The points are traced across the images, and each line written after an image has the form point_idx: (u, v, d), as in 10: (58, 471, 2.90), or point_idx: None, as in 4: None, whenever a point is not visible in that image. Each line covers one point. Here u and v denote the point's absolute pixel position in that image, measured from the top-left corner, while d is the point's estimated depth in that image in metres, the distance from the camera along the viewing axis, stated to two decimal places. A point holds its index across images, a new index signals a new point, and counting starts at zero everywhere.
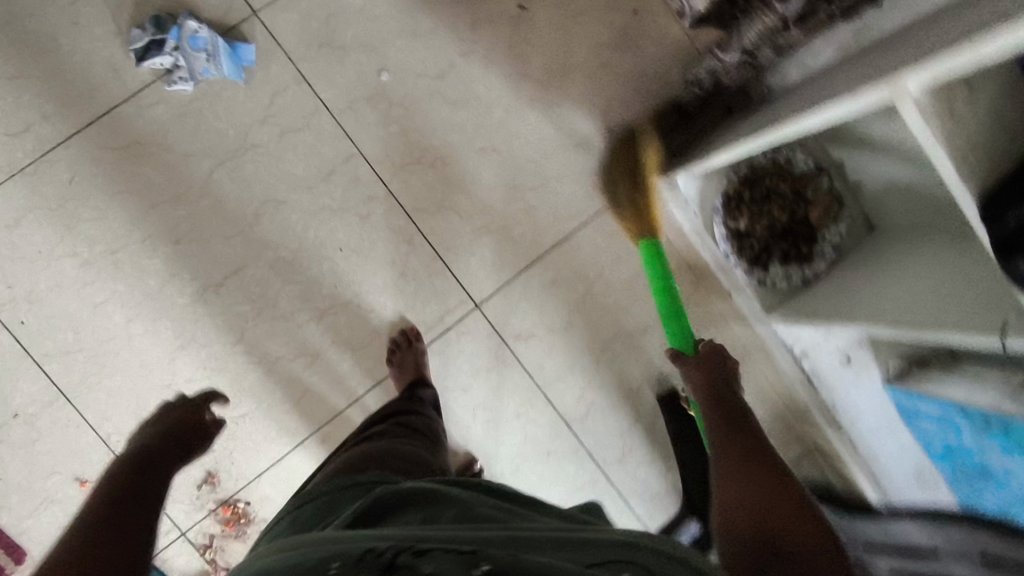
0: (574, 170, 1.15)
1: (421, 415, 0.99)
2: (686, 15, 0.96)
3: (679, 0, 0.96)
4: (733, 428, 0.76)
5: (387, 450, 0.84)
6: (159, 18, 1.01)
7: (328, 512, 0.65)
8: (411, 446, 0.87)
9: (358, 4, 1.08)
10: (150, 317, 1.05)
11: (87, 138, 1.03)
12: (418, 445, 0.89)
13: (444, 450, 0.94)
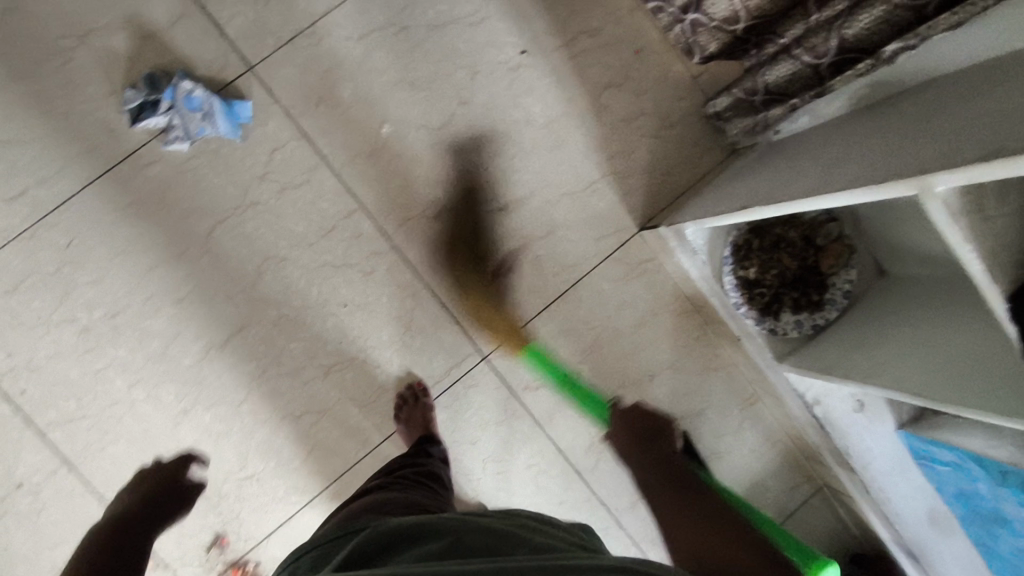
0: (579, 216, 1.13)
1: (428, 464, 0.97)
2: (695, 54, 0.99)
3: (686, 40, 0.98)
4: (659, 470, 0.98)
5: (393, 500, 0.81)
6: (152, 76, 0.99)
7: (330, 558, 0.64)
8: (418, 496, 0.85)
9: (356, 56, 1.07)
10: (152, 382, 1.02)
11: (82, 201, 1.00)
12: (424, 495, 0.86)
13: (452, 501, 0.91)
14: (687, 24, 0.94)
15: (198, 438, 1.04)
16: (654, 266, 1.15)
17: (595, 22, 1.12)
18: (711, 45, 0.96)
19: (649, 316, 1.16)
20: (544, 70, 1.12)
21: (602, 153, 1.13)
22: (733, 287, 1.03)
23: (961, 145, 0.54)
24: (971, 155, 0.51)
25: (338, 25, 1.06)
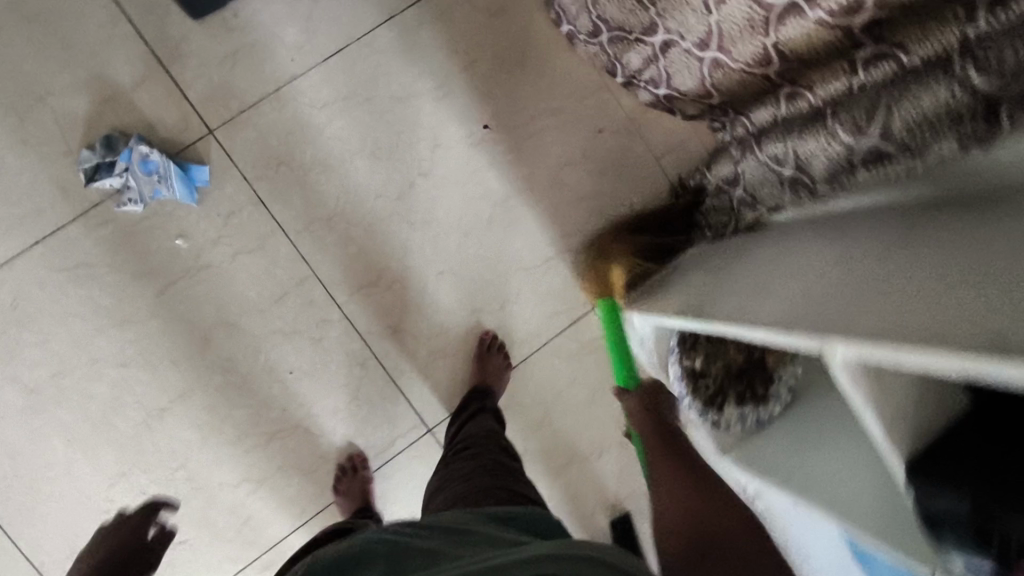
0: (533, 293, 1.13)
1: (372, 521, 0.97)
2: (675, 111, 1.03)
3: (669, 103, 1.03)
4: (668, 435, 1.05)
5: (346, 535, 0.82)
6: (110, 137, 1.00)
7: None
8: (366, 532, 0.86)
9: (318, 124, 1.07)
10: (92, 443, 1.03)
11: (33, 260, 1.01)
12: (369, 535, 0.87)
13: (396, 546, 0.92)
14: (663, 96, 1.02)
15: (133, 500, 1.04)
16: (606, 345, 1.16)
17: (560, 100, 1.13)
18: (690, 109, 1.00)
19: (599, 394, 1.16)
20: (507, 145, 1.12)
21: (560, 230, 1.14)
22: (677, 377, 1.04)
23: (863, 313, 0.55)
24: (867, 330, 0.52)
25: (301, 90, 1.06)
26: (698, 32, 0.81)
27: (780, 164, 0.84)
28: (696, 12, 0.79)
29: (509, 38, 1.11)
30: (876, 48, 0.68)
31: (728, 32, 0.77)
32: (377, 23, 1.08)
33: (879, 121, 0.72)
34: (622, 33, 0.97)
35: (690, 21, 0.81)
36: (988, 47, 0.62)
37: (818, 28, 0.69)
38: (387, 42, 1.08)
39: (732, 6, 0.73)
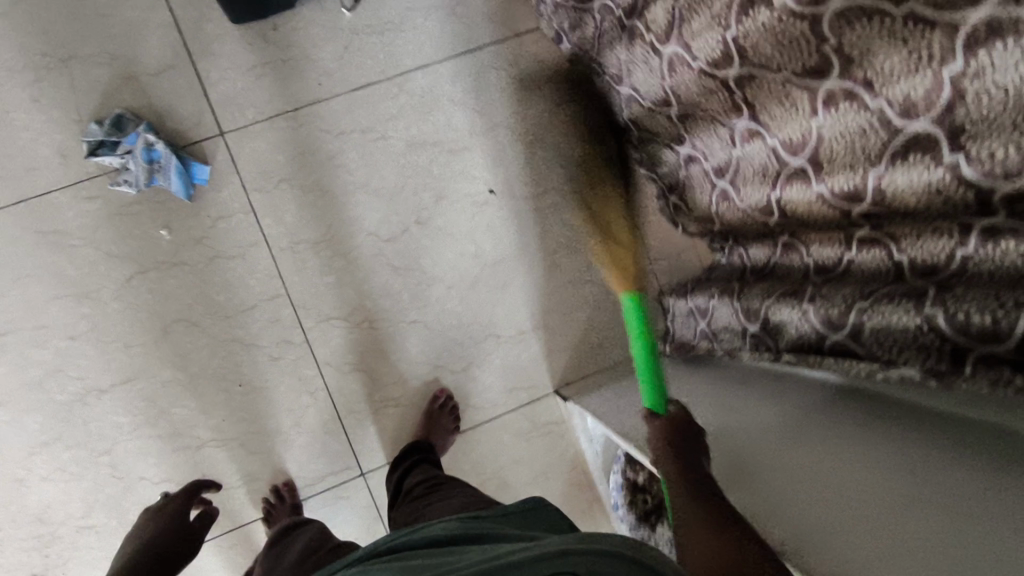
0: (500, 362, 1.12)
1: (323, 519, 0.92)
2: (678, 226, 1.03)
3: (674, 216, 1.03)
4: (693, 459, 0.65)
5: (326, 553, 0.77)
6: (120, 117, 1.00)
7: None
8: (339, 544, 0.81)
9: (330, 150, 1.07)
10: (23, 407, 1.01)
11: (13, 215, 1.00)
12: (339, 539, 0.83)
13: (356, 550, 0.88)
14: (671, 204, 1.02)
15: (48, 475, 1.01)
16: (560, 430, 1.14)
17: (569, 182, 1.14)
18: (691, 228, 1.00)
19: (540, 477, 1.14)
20: (509, 212, 1.12)
21: (541, 307, 1.13)
22: (617, 486, 1.04)
23: (799, 512, 0.58)
24: (792, 537, 0.56)
25: (321, 114, 1.07)
26: (719, 160, 0.83)
27: (750, 314, 0.82)
28: (721, 139, 0.80)
29: (535, 112, 1.13)
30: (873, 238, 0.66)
31: (745, 169, 0.78)
32: (411, 67, 1.09)
33: (854, 314, 0.67)
34: (651, 136, 0.97)
35: (714, 144, 0.82)
36: (968, 291, 0.57)
37: (819, 201, 0.69)
38: (416, 87, 1.09)
39: (752, 147, 0.75)
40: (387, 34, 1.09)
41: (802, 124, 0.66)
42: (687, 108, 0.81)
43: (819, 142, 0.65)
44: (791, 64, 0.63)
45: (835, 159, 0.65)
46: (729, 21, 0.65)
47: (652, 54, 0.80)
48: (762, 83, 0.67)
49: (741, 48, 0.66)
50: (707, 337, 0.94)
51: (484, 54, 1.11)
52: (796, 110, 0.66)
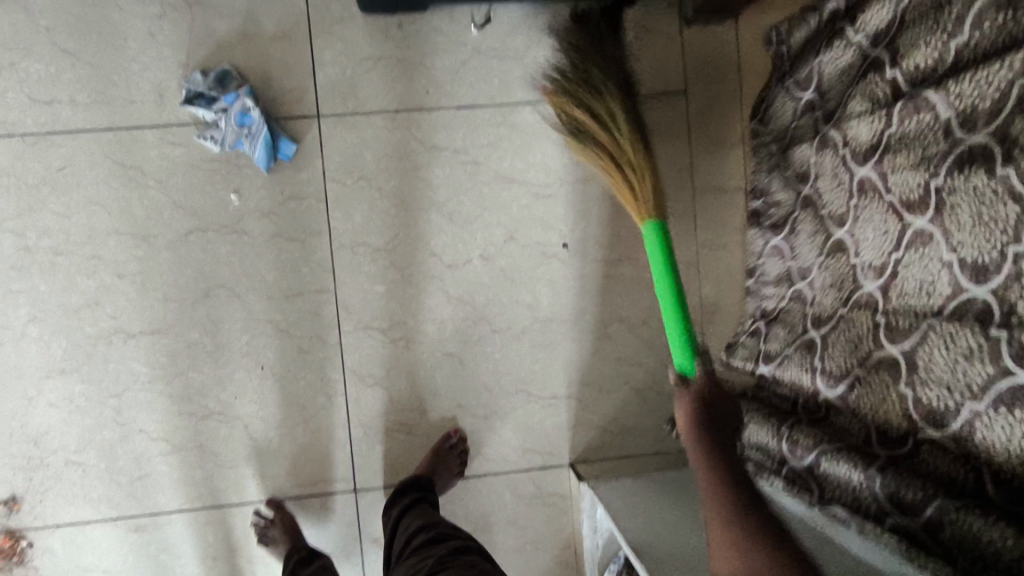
0: (523, 419, 1.07)
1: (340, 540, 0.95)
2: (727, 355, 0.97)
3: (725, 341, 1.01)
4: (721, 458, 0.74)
5: None
6: (226, 74, 0.99)
7: None
8: None
9: (419, 161, 1.05)
10: (52, 328, 1.00)
11: (97, 140, 1.00)
12: None
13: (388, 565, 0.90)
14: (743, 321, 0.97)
15: (55, 400, 1.00)
16: (562, 506, 1.09)
17: (645, 258, 1.09)
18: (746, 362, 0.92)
19: (528, 548, 1.09)
20: (576, 271, 1.07)
21: (580, 376, 1.08)
22: None
23: None
24: None
25: (420, 123, 1.04)
26: (797, 313, 0.85)
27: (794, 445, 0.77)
28: (783, 264, 0.89)
29: None
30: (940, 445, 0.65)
31: (814, 363, 0.78)
32: (521, 101, 1.06)
33: (930, 507, 0.64)
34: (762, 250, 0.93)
35: (805, 253, 0.85)
36: None
37: (893, 405, 0.69)
38: (519, 122, 1.06)
39: (856, 315, 0.75)
40: (508, 61, 1.06)
41: (922, 320, 0.67)
42: (815, 211, 0.84)
43: (929, 347, 0.65)
44: (912, 290, 0.68)
45: (931, 378, 0.65)
46: (936, 172, 0.65)
47: (842, 167, 0.78)
48: (896, 270, 0.70)
49: (941, 201, 0.65)
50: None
51: None
52: (878, 313, 0.72)
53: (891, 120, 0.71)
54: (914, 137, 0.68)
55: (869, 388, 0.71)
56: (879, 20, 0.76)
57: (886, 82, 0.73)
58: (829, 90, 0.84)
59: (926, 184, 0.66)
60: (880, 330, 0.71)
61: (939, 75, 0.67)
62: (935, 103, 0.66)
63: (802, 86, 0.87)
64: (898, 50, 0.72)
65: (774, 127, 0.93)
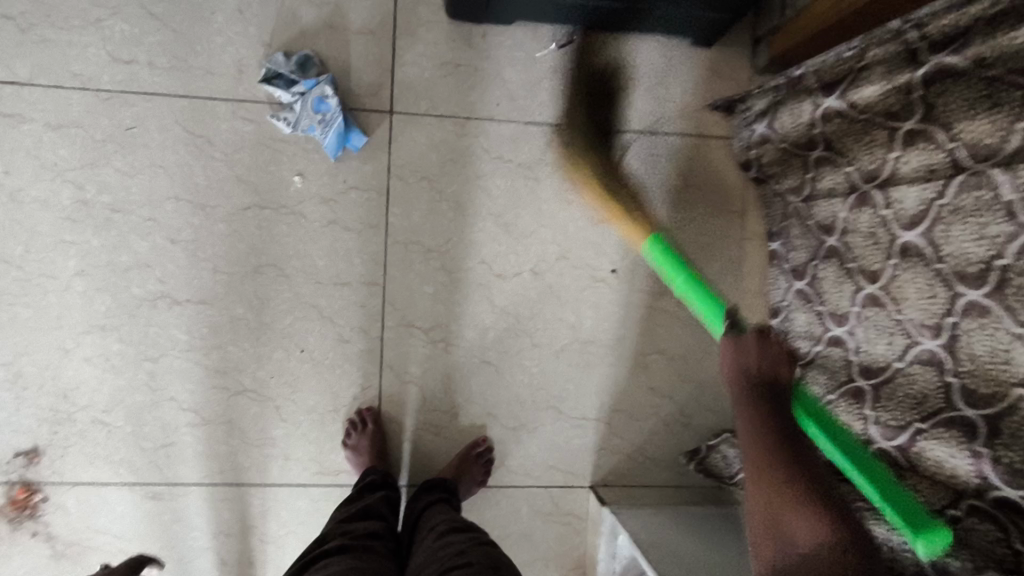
0: (550, 435, 1.09)
1: (392, 490, 0.96)
2: None
3: None
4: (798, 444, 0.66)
5: (351, 538, 0.82)
6: (308, 59, 1.00)
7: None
8: (372, 528, 0.86)
9: (482, 169, 1.06)
10: (98, 284, 0.99)
11: (170, 105, 1.00)
12: (376, 523, 0.88)
13: (411, 539, 0.91)
14: None
15: (91, 356, 1.00)
16: (577, 526, 1.11)
17: None
18: None
19: (538, 561, 1.11)
20: (620, 297, 1.10)
21: (610, 401, 1.10)
22: None
23: None
24: None
25: (489, 134, 1.06)
26: (839, 357, 0.93)
27: None
28: (809, 308, 0.98)
29: (684, 215, 1.11)
30: (986, 515, 0.71)
31: (866, 412, 0.86)
32: (591, 124, 1.08)
33: None
34: (806, 299, 0.98)
35: (834, 300, 0.93)
36: None
37: (964, 464, 0.73)
38: None
39: (919, 371, 0.80)
40: (581, 85, 1.08)
41: (1008, 387, 0.70)
42: (840, 261, 0.92)
43: (1016, 414, 0.69)
44: (982, 354, 0.73)
45: (1018, 442, 0.69)
46: (1003, 251, 0.70)
47: (881, 228, 0.85)
48: (956, 334, 0.76)
49: (1005, 279, 0.70)
50: None
51: (663, 141, 1.10)
52: (946, 373, 0.77)
53: (945, 190, 0.76)
54: (972, 211, 0.73)
55: (943, 444, 0.75)
56: (894, 101, 0.82)
57: (945, 152, 0.76)
58: (852, 152, 0.88)
59: (991, 259, 0.71)
60: (954, 391, 0.76)
61: (1006, 154, 0.70)
62: (1000, 183, 0.70)
63: (804, 147, 0.96)
64: (946, 123, 0.75)
65: (783, 181, 1.01)
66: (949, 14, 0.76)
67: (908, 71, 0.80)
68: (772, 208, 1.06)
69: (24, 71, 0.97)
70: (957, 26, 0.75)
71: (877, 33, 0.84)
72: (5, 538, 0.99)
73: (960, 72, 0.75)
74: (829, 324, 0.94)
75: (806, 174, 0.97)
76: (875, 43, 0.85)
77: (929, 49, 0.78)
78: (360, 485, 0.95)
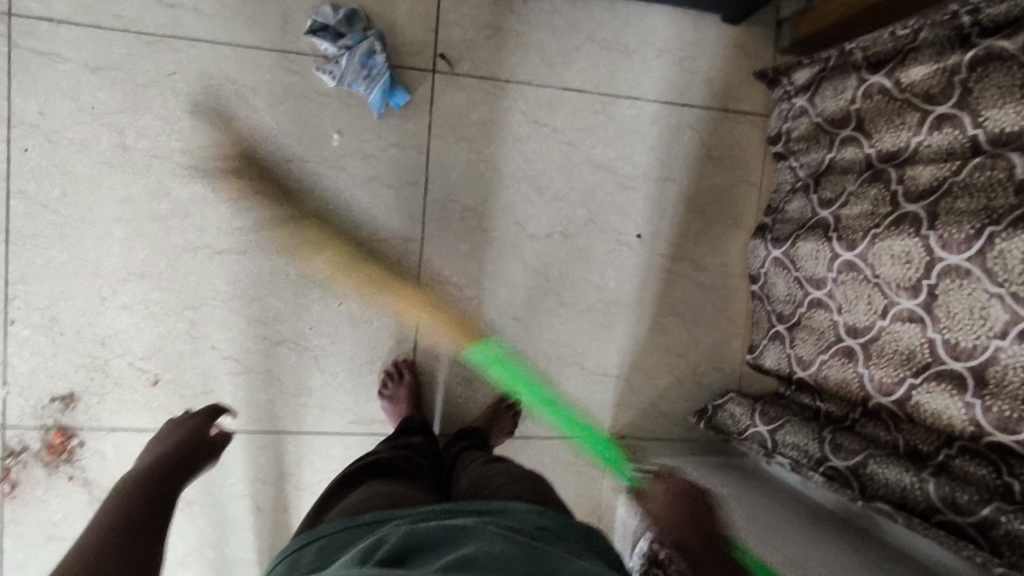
0: (573, 389, 1.15)
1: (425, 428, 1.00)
2: (756, 354, 1.16)
3: (759, 341, 1.16)
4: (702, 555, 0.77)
5: (396, 461, 0.84)
6: (355, 13, 1.00)
7: (405, 492, 0.73)
8: (415, 458, 0.88)
9: (519, 132, 1.09)
10: (137, 231, 0.99)
11: (214, 52, 0.99)
12: (418, 454, 0.90)
13: (444, 468, 0.95)
14: (771, 329, 1.14)
15: (129, 303, 1.00)
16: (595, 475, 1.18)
17: (707, 260, 1.18)
18: (768, 361, 1.14)
19: None
20: (643, 261, 1.16)
21: (629, 358, 1.17)
22: None
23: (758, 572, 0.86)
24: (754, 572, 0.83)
25: (527, 99, 1.09)
26: (823, 318, 1.02)
27: (838, 445, 0.97)
28: (787, 274, 1.09)
29: (707, 185, 1.17)
30: (979, 455, 0.82)
31: (860, 370, 0.96)
32: (623, 93, 1.12)
33: (986, 508, 0.78)
34: (787, 266, 1.09)
35: (811, 266, 1.04)
36: None
37: (958, 411, 0.82)
38: (618, 114, 1.12)
39: (902, 327, 0.89)
40: (616, 54, 1.11)
41: (987, 340, 0.79)
42: (825, 232, 1.01)
43: (997, 364, 0.78)
44: (961, 312, 0.81)
45: (1003, 392, 0.78)
46: (999, 220, 0.77)
47: (886, 201, 0.93)
48: (935, 293, 0.85)
49: (994, 246, 0.77)
50: (765, 444, 1.08)
51: (689, 113, 1.15)
52: (928, 330, 0.86)
53: (961, 169, 0.83)
54: (983, 187, 0.80)
55: (938, 397, 0.85)
56: (936, 82, 0.88)
57: (969, 135, 0.83)
58: (878, 133, 0.96)
59: (981, 229, 0.78)
60: (938, 346, 0.85)
61: None
62: (1015, 164, 0.77)
63: (835, 124, 1.03)
64: (976, 109, 0.82)
65: (804, 156, 1.09)
66: (1002, 5, 0.81)
67: (958, 52, 0.85)
68: (782, 183, 1.15)
69: (62, 8, 0.94)
70: (1011, 15, 0.81)
71: (935, 14, 0.88)
72: (40, 482, 0.99)
73: (1005, 58, 0.80)
74: (809, 287, 1.04)
75: (828, 153, 1.04)
76: (929, 25, 0.89)
77: (981, 33, 0.83)
78: (401, 427, 0.99)
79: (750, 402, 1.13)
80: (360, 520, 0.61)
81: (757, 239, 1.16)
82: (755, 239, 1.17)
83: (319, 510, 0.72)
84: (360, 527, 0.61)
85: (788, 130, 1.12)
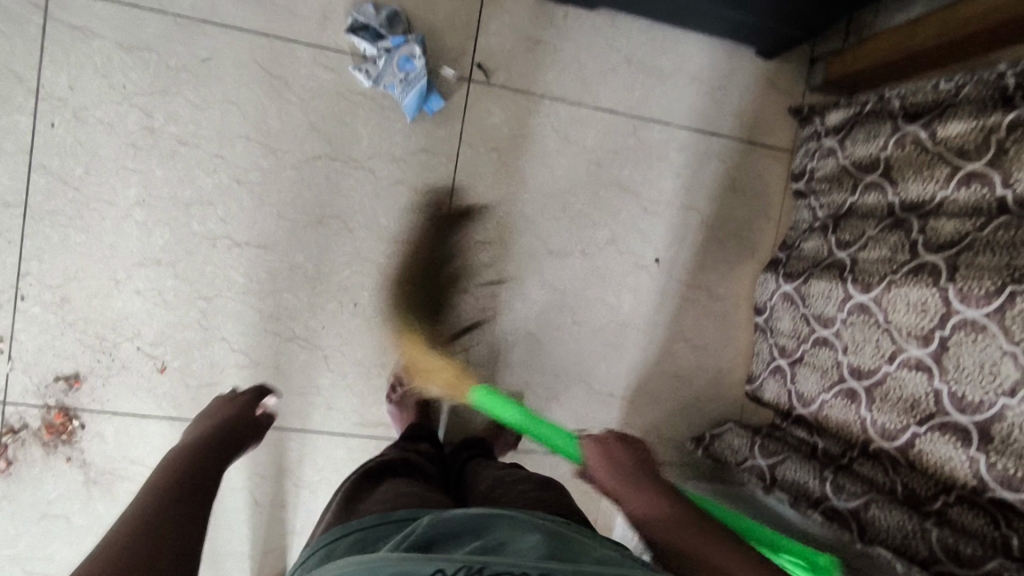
0: (577, 407, 1.16)
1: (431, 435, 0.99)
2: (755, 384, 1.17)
3: (759, 372, 1.17)
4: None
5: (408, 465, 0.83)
6: (396, 15, 1.00)
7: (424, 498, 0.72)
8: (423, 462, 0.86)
9: (548, 148, 1.09)
10: (158, 215, 0.97)
11: (250, 42, 0.98)
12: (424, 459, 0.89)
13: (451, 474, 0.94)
14: (771, 362, 1.14)
15: (144, 288, 0.98)
16: (592, 493, 1.19)
17: (721, 289, 1.19)
18: (767, 394, 1.15)
19: None
20: (659, 286, 1.16)
21: (636, 380, 1.17)
22: None
23: None
24: None
25: (559, 115, 1.09)
26: (827, 356, 1.03)
27: (838, 484, 0.98)
28: (795, 309, 1.10)
29: (728, 216, 1.18)
30: (979, 507, 0.84)
31: (861, 413, 0.97)
32: (654, 118, 1.13)
33: (990, 561, 0.80)
34: (795, 301, 1.10)
35: (820, 304, 1.04)
36: None
37: (961, 462, 0.84)
38: (646, 137, 1.13)
39: (908, 375, 0.90)
40: (650, 78, 1.12)
41: (995, 396, 0.80)
42: (839, 273, 1.02)
43: (1004, 421, 0.80)
44: (972, 367, 0.83)
45: (1008, 449, 0.80)
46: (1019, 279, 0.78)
47: (905, 249, 0.93)
48: (947, 345, 0.86)
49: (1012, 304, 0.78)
50: (763, 478, 1.08)
51: (716, 142, 1.16)
52: (935, 380, 0.87)
53: (984, 227, 0.85)
54: (1004, 246, 0.81)
55: (943, 445, 0.86)
56: (971, 139, 0.89)
57: (996, 194, 0.85)
58: (903, 182, 0.97)
59: (1001, 287, 0.79)
60: (944, 397, 0.86)
61: None
62: None
63: (863, 168, 1.04)
64: (1006, 169, 0.84)
65: (826, 196, 1.10)
66: None
67: (999, 113, 0.86)
68: (798, 219, 1.16)
69: None
70: None
71: (980, 73, 0.90)
72: (37, 462, 0.98)
73: None
74: (815, 324, 1.05)
75: (850, 196, 1.06)
76: (974, 82, 0.91)
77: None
78: (406, 432, 0.98)
79: (749, 435, 1.13)
80: (394, 517, 0.62)
81: (768, 272, 1.17)
82: (766, 271, 1.18)
83: (349, 502, 0.72)
84: (394, 523, 0.62)
85: (812, 168, 1.13)
